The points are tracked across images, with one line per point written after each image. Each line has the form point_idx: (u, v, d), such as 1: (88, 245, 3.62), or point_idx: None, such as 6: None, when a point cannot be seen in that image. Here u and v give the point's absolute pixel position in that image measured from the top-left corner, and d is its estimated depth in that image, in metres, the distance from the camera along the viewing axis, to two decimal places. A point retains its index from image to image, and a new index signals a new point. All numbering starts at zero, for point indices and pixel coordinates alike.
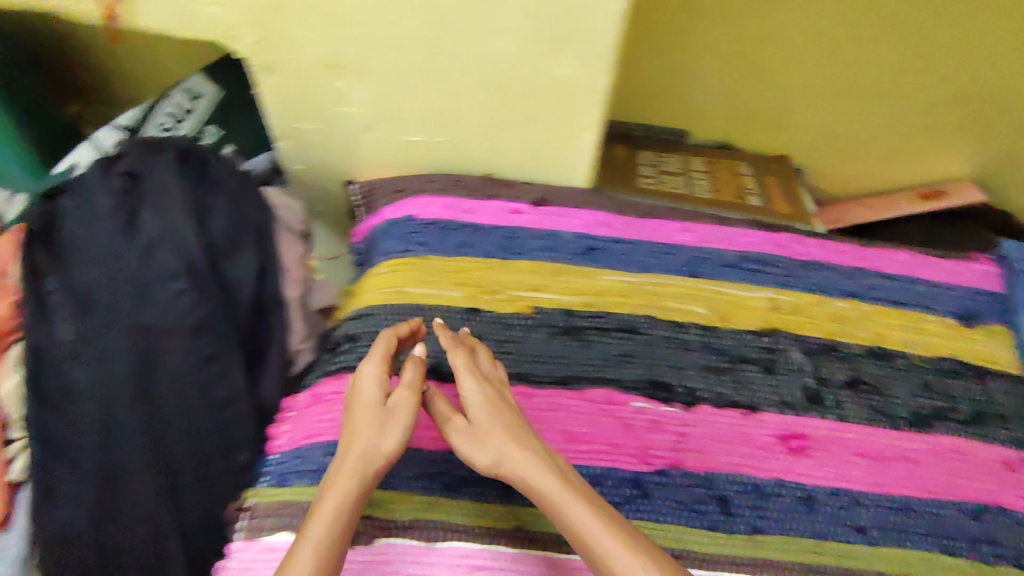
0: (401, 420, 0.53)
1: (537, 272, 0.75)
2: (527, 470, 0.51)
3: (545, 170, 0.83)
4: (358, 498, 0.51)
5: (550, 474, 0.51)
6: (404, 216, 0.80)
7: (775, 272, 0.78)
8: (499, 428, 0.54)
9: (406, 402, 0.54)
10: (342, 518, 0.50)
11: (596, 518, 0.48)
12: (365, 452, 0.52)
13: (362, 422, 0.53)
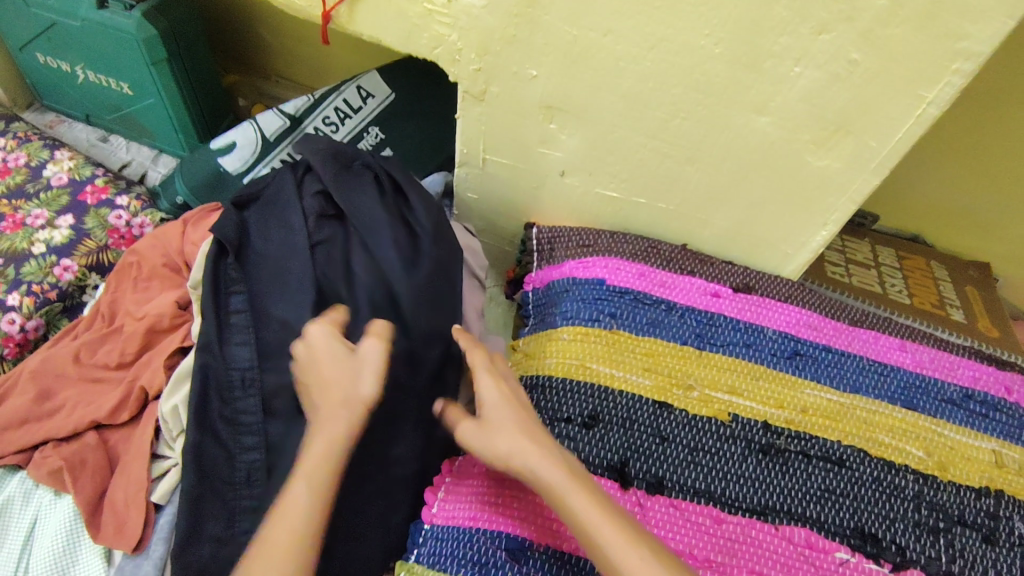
0: (370, 369, 0.50)
1: (737, 371, 0.67)
2: (543, 470, 0.49)
3: (755, 257, 0.75)
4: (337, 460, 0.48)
5: (599, 507, 0.47)
6: (591, 279, 0.73)
7: (1003, 419, 0.68)
8: (511, 425, 0.51)
9: (374, 351, 0.51)
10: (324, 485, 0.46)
11: (603, 519, 0.46)
12: (351, 426, 0.48)
13: (335, 378, 0.50)
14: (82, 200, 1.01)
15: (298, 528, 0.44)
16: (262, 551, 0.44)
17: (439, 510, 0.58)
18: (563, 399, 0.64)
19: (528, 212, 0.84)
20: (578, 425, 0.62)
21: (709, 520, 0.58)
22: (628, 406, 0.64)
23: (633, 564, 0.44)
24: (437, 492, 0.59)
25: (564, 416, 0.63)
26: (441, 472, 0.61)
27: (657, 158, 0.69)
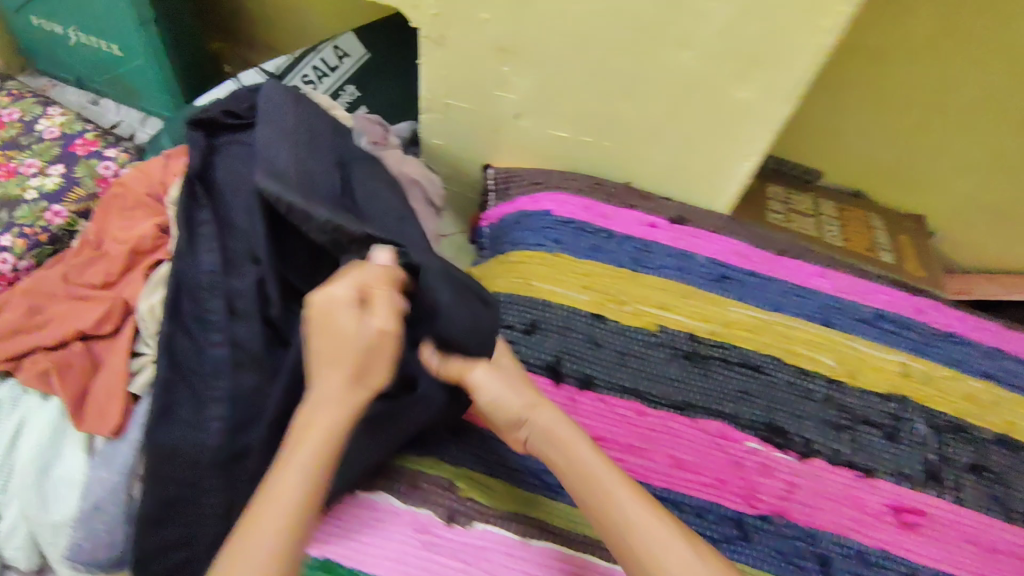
0: (383, 306, 0.50)
1: (669, 291, 0.74)
2: (586, 451, 0.56)
3: (692, 192, 0.82)
4: (324, 460, 0.48)
5: (600, 456, 0.56)
6: (539, 210, 0.79)
7: (911, 337, 0.75)
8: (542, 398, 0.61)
9: (388, 297, 0.51)
10: (311, 482, 0.47)
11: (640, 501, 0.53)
12: (346, 407, 0.49)
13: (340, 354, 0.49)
14: (72, 151, 1.07)
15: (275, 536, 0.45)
16: (249, 542, 0.44)
17: None
18: (508, 311, 0.71)
19: (488, 157, 0.90)
20: (519, 331, 0.70)
21: (631, 412, 0.65)
22: (566, 317, 0.70)
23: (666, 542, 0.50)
24: None
25: (508, 324, 0.70)
26: None
27: (601, 96, 0.75)
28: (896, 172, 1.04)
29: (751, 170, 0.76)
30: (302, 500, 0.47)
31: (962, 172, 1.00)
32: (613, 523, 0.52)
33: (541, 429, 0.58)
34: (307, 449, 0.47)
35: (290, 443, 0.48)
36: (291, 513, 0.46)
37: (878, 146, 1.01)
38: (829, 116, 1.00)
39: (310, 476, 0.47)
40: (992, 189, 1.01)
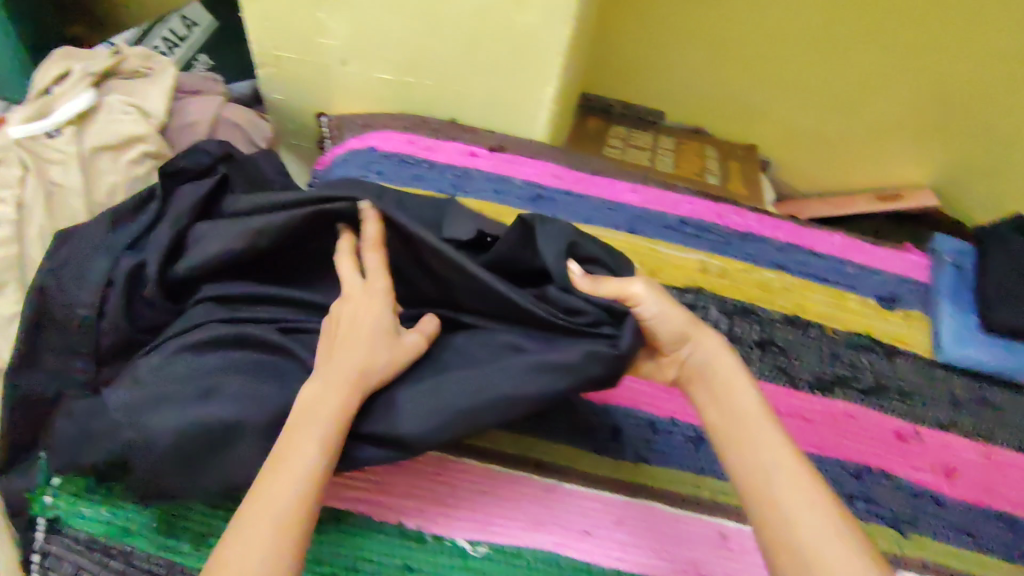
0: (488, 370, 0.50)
1: (484, 211, 0.79)
2: (744, 395, 0.47)
3: (510, 125, 0.88)
4: (335, 438, 0.44)
5: (757, 398, 0.47)
6: (365, 147, 0.84)
7: (710, 238, 0.83)
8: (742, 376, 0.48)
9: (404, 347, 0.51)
10: (311, 472, 0.42)
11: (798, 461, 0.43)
12: (341, 384, 0.46)
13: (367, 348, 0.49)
14: None
15: (266, 536, 0.39)
16: (242, 526, 0.40)
17: None
18: None
19: (325, 108, 0.94)
20: None
21: None
22: None
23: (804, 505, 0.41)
24: None
25: None
26: None
27: (410, 34, 0.80)
28: (727, 105, 1.12)
29: (554, 100, 0.83)
30: (309, 485, 0.42)
31: (781, 99, 1.09)
32: (757, 490, 0.43)
33: (696, 368, 0.50)
34: (293, 433, 0.44)
35: (299, 415, 0.45)
36: (296, 485, 0.41)
37: (705, 81, 1.10)
38: (659, 54, 1.08)
39: (320, 459, 0.43)
40: (811, 113, 1.10)
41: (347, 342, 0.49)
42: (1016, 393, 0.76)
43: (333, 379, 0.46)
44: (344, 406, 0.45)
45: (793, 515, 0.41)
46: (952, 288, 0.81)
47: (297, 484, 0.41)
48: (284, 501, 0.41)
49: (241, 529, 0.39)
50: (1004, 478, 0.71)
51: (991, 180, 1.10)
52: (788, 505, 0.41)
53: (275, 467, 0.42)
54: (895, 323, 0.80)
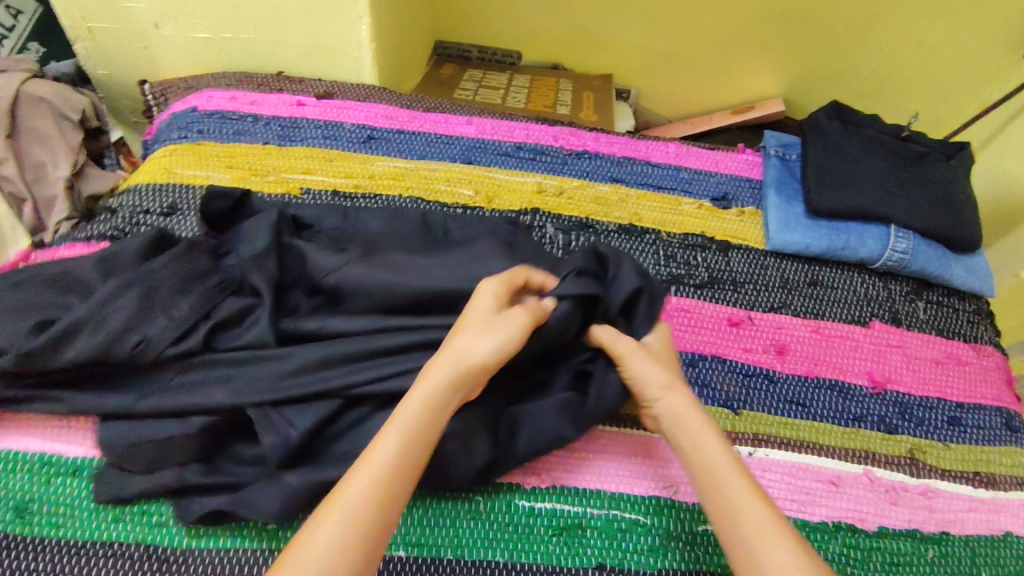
0: (506, 330, 0.53)
1: (312, 157, 0.79)
2: (696, 430, 0.53)
3: (340, 71, 0.88)
4: (416, 448, 0.47)
5: (716, 439, 0.53)
6: (187, 108, 0.82)
7: (546, 160, 0.84)
8: (689, 408, 0.55)
9: (519, 315, 0.54)
10: (405, 464, 0.47)
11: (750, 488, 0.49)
12: (435, 388, 0.50)
13: (478, 332, 0.53)
14: None
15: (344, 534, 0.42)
16: (316, 535, 0.42)
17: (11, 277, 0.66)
18: (141, 198, 0.72)
19: (152, 75, 0.91)
20: (157, 214, 0.71)
21: None
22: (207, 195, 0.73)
23: (763, 524, 0.47)
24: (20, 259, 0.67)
25: (144, 209, 0.71)
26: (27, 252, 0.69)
27: None
28: (577, 36, 1.14)
29: (372, 41, 0.84)
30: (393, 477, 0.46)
31: (626, 24, 1.11)
32: (727, 518, 0.48)
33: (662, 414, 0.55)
34: (411, 420, 0.48)
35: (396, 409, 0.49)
36: (389, 464, 0.46)
37: (550, 13, 1.11)
38: None
39: (411, 452, 0.47)
40: (657, 34, 1.12)
41: (459, 334, 0.53)
42: (842, 270, 0.80)
43: (445, 373, 0.51)
44: (448, 396, 0.50)
45: (739, 511, 0.48)
46: (779, 179, 0.84)
47: (389, 468, 0.46)
48: (385, 479, 0.45)
49: (324, 514, 0.43)
50: (833, 349, 0.74)
51: (835, 84, 1.15)
52: (739, 508, 0.48)
53: (367, 457, 0.46)
54: (730, 220, 0.82)
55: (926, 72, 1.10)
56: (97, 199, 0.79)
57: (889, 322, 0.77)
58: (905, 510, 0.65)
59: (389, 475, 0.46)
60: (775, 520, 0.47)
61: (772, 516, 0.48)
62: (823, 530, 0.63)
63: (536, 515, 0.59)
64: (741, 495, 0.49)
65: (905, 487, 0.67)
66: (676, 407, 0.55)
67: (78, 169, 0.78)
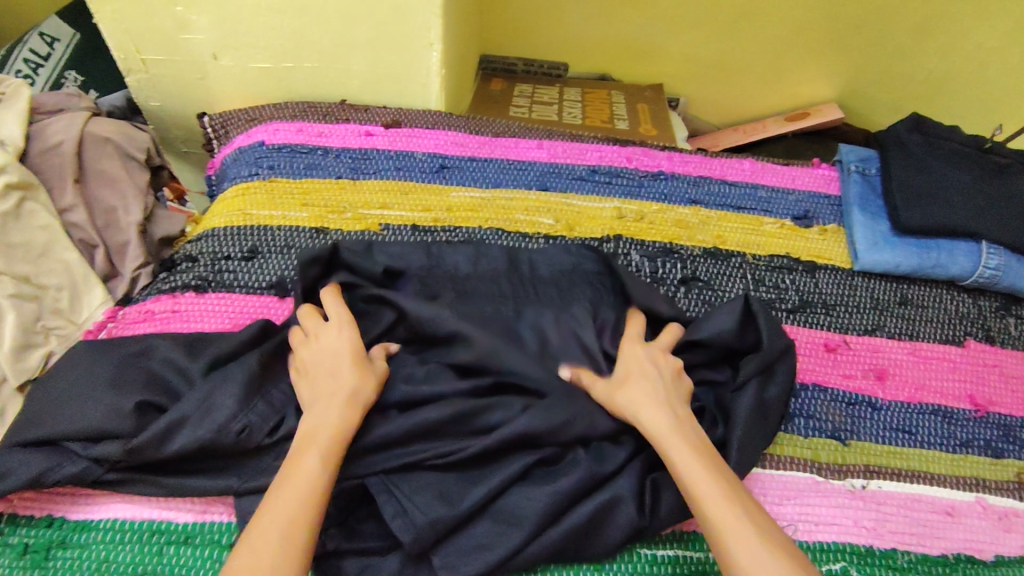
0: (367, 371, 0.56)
1: (387, 191, 0.77)
2: (647, 417, 0.53)
3: (404, 97, 0.86)
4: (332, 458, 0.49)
5: (670, 422, 0.53)
6: (253, 142, 0.80)
7: (622, 183, 0.82)
8: (650, 398, 0.54)
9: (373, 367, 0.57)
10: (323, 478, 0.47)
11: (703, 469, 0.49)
12: (338, 410, 0.52)
13: (343, 366, 0.55)
14: None
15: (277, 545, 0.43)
16: (248, 548, 0.43)
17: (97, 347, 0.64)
18: (222, 243, 0.71)
19: (206, 107, 0.89)
20: (238, 259, 0.70)
21: None
22: (286, 237, 0.72)
23: (720, 504, 0.47)
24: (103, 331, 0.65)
25: (224, 255, 0.70)
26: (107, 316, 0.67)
27: (275, 17, 0.76)
28: (626, 47, 1.12)
29: (440, 67, 0.81)
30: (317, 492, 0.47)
31: (678, 33, 1.09)
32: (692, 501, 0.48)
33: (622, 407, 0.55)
34: (314, 442, 0.49)
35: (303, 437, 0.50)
36: (310, 481, 0.47)
37: (600, 24, 1.09)
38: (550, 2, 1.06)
39: (326, 467, 0.48)
40: (709, 43, 1.10)
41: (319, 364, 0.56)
42: (930, 288, 0.78)
43: (334, 395, 0.53)
44: (347, 408, 0.52)
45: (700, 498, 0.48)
46: (862, 195, 0.82)
47: (305, 485, 0.46)
48: (307, 493, 0.46)
49: (254, 532, 0.44)
50: (931, 371, 0.73)
51: (889, 87, 1.13)
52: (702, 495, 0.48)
53: (286, 478, 0.47)
54: (814, 239, 0.81)
55: (984, 74, 1.08)
56: (169, 241, 0.76)
57: (982, 341, 0.76)
58: (1022, 537, 0.64)
59: (309, 493, 0.46)
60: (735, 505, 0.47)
61: (728, 499, 0.47)
62: (944, 563, 0.61)
63: (660, 563, 0.56)
64: (703, 479, 0.49)
65: (1018, 513, 0.65)
66: (632, 400, 0.54)
67: (148, 211, 0.75)
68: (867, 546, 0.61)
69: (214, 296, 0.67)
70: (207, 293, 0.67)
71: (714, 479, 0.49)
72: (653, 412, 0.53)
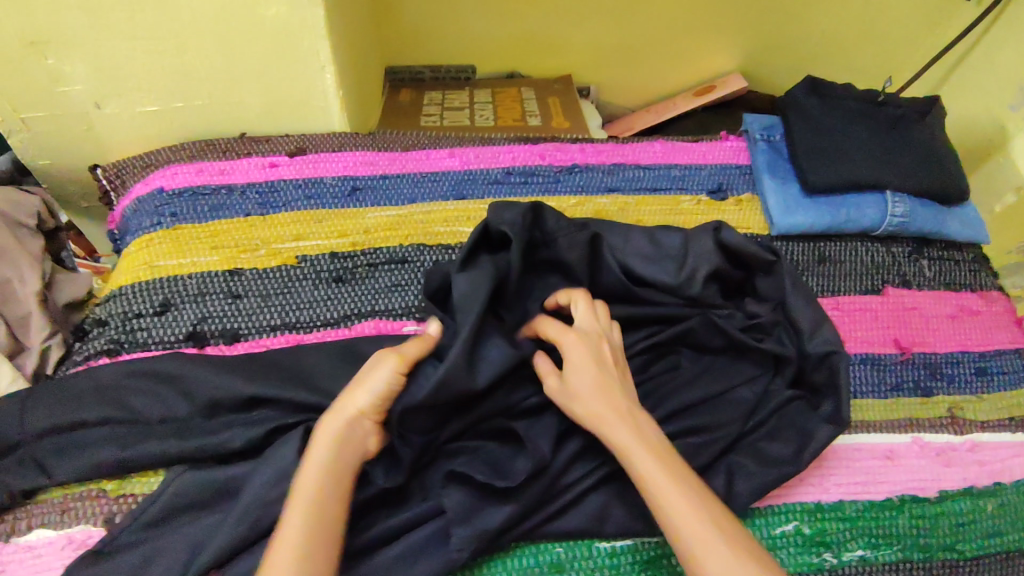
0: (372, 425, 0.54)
1: (300, 222, 0.75)
2: (614, 434, 0.53)
3: (307, 122, 0.84)
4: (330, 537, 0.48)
5: (650, 441, 0.52)
6: (152, 190, 0.77)
7: (539, 181, 0.82)
8: (613, 411, 0.53)
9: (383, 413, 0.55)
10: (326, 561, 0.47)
11: (676, 487, 0.49)
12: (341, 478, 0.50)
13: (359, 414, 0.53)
14: None
15: None
16: None
17: (95, 358, 0.65)
18: (132, 299, 0.68)
19: (100, 160, 0.85)
20: (149, 315, 0.67)
21: (283, 344, 0.66)
22: (198, 283, 0.69)
23: (694, 526, 0.47)
24: (95, 345, 0.66)
25: (135, 313, 0.67)
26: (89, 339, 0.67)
27: (155, 59, 0.73)
28: (532, 42, 1.12)
29: (335, 89, 0.80)
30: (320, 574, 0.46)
31: (579, 24, 1.09)
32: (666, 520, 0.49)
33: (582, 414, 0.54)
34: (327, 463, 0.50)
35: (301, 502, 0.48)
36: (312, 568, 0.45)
37: (502, 24, 1.08)
38: (448, 7, 1.05)
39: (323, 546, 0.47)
40: (609, 31, 1.11)
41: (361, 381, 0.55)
42: (845, 242, 0.81)
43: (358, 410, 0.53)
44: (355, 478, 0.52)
45: (656, 493, 0.49)
46: (770, 162, 0.84)
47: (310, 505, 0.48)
48: (311, 522, 0.47)
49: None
50: (856, 322, 0.75)
51: (786, 52, 1.17)
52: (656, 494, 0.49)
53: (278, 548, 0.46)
54: (732, 209, 0.82)
55: (871, 29, 1.12)
56: (75, 305, 0.74)
57: (900, 286, 0.79)
58: (959, 469, 0.67)
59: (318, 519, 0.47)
60: (692, 500, 0.49)
61: (690, 498, 0.49)
62: (891, 506, 0.64)
63: (619, 554, 0.58)
64: (659, 481, 0.50)
65: (954, 447, 0.68)
66: (583, 408, 0.54)
67: (47, 279, 0.73)
68: (817, 502, 0.63)
69: (131, 357, 0.64)
70: (121, 355, 0.65)
71: (687, 499, 0.49)
72: (618, 424, 0.53)
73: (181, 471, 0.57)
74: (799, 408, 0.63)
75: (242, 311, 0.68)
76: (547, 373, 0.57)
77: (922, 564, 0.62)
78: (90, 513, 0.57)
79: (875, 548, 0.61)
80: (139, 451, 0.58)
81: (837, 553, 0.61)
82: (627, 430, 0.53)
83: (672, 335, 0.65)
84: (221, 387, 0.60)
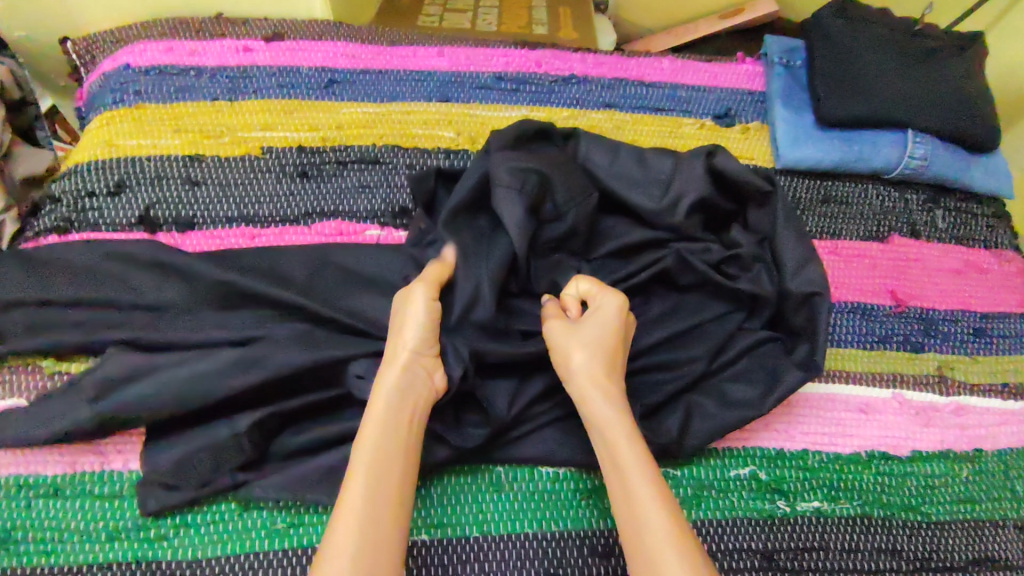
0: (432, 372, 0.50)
1: (270, 111, 0.70)
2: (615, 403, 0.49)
3: (288, 7, 0.78)
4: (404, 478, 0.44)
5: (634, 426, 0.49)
6: (118, 66, 0.72)
7: (531, 90, 0.76)
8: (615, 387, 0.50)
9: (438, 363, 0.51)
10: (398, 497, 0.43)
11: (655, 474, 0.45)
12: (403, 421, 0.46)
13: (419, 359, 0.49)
14: None
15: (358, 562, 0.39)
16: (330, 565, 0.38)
17: (45, 235, 0.63)
18: (87, 177, 0.65)
19: (70, 32, 0.79)
20: (104, 195, 0.64)
21: (239, 237, 0.63)
22: (157, 167, 0.66)
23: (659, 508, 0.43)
24: (46, 222, 0.63)
25: (89, 191, 0.64)
26: (40, 215, 0.64)
27: None
28: None
29: None
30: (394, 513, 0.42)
31: None
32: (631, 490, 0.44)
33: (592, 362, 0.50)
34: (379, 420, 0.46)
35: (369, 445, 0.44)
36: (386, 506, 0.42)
37: None
38: None
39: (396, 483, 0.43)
40: None
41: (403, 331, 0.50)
42: (855, 183, 0.75)
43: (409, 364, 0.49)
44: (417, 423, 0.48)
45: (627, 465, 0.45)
46: (785, 89, 0.77)
47: (367, 473, 0.43)
48: (372, 473, 0.43)
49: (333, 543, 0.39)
50: (853, 269, 0.70)
51: None
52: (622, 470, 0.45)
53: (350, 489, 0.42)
54: (736, 137, 0.76)
55: None
56: (33, 181, 0.71)
57: (907, 236, 0.73)
58: (939, 430, 0.63)
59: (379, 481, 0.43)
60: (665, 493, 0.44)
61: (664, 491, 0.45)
62: (857, 461, 0.61)
63: (561, 480, 0.56)
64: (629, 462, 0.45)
65: (936, 407, 0.64)
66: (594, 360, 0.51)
67: (5, 151, 0.70)
68: (779, 449, 0.60)
69: (81, 236, 0.62)
70: (71, 234, 0.63)
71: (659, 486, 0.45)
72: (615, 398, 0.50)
73: (113, 354, 0.53)
74: (776, 355, 0.60)
75: (200, 200, 0.65)
76: (552, 318, 0.55)
77: (882, 522, 0.58)
78: (24, 388, 0.56)
79: (832, 501, 0.58)
80: (76, 333, 0.56)
81: (792, 502, 0.58)
82: (614, 405, 0.49)
83: (638, 268, 0.61)
84: (166, 275, 0.58)
